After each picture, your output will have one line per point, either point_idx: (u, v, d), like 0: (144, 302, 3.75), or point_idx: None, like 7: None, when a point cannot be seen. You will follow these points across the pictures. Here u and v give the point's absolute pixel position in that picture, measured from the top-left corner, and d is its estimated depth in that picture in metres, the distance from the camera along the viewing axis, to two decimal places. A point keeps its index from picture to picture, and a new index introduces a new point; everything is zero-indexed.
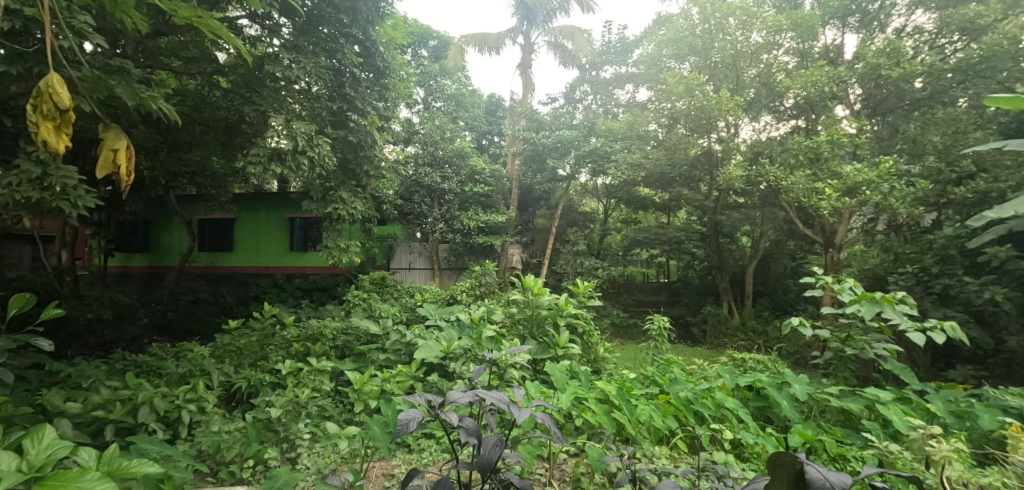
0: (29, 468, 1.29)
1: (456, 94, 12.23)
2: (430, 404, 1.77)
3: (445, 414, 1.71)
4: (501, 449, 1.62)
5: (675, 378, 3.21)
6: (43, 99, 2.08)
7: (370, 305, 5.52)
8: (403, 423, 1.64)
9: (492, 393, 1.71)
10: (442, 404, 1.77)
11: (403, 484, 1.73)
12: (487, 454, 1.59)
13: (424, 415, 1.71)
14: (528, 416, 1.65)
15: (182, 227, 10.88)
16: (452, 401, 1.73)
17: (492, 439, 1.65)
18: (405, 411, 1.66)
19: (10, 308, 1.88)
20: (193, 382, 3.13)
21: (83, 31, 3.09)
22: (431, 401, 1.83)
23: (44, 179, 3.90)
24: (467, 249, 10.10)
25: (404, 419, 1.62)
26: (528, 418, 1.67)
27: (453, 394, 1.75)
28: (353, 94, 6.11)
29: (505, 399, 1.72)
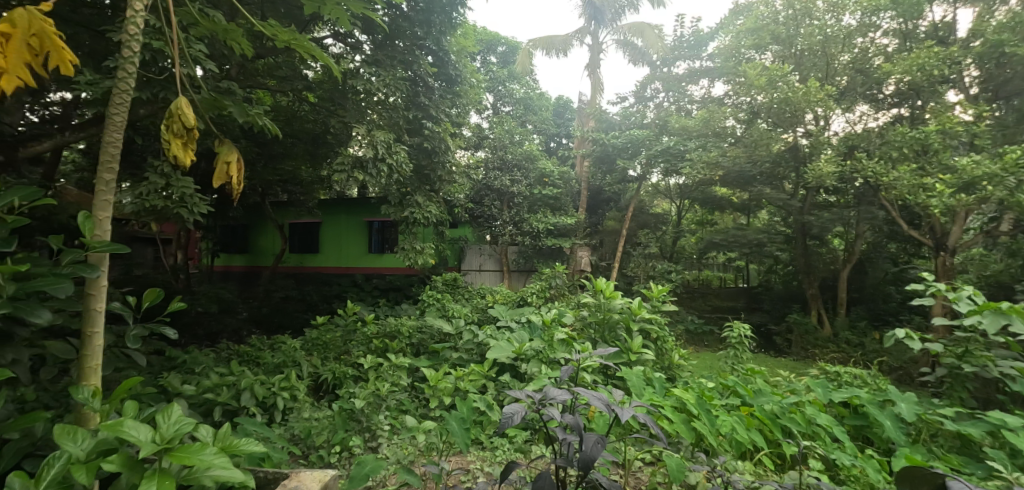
0: (162, 439, 1.44)
1: (524, 97, 12.33)
2: (532, 397, 1.81)
3: (545, 411, 1.74)
4: (603, 447, 1.61)
5: (759, 389, 3.05)
6: (174, 118, 1.79)
7: (444, 306, 5.69)
8: (508, 415, 1.66)
9: (592, 392, 1.71)
10: (543, 399, 1.81)
11: (501, 476, 1.72)
12: (589, 451, 1.58)
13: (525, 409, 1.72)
14: (632, 417, 1.64)
15: (274, 230, 11.79)
16: (553, 399, 1.76)
17: (593, 437, 1.64)
18: (509, 404, 1.68)
19: (143, 301, 2.05)
20: (287, 373, 3.39)
21: (199, 58, 3.44)
22: (530, 397, 1.85)
23: (168, 190, 4.39)
24: (535, 252, 10.14)
25: (509, 412, 1.63)
26: (631, 418, 1.66)
27: (552, 390, 1.79)
28: (428, 102, 6.35)
29: (604, 398, 1.72)
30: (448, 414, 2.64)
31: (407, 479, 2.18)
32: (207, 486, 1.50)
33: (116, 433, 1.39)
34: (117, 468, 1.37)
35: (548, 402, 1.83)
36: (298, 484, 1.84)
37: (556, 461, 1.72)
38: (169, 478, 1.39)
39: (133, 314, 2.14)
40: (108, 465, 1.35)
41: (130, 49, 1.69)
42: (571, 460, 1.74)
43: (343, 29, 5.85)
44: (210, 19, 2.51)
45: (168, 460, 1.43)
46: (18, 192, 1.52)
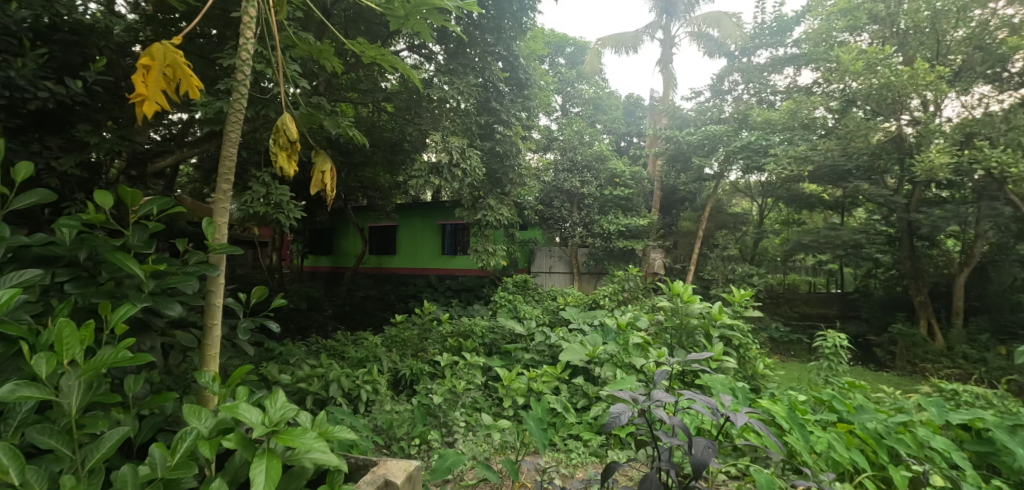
0: (270, 422, 1.59)
1: (594, 97, 12.20)
2: (637, 399, 1.90)
3: (651, 411, 1.82)
4: (714, 452, 1.61)
5: (862, 404, 2.83)
6: (280, 132, 1.98)
7: (516, 307, 5.75)
8: (614, 415, 1.77)
9: (700, 395, 1.86)
10: (649, 401, 1.89)
11: (602, 476, 1.77)
12: (700, 454, 1.58)
13: (631, 411, 1.82)
14: (746, 422, 1.78)
15: (355, 233, 12.48)
16: (659, 400, 1.83)
17: (702, 441, 1.65)
18: (616, 404, 1.79)
19: (252, 297, 2.28)
20: (369, 367, 3.61)
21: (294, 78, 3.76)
22: (635, 398, 1.94)
23: (267, 198, 4.83)
24: (606, 254, 9.95)
25: (615, 411, 1.74)
26: (744, 423, 1.80)
27: (659, 393, 1.85)
28: (499, 107, 6.46)
29: (712, 403, 1.87)
30: (526, 414, 2.66)
31: (485, 474, 2.23)
32: (307, 466, 1.64)
33: (233, 414, 1.55)
34: (233, 446, 1.52)
35: (654, 406, 1.90)
36: (385, 471, 1.95)
37: (662, 463, 1.75)
38: (277, 457, 1.53)
39: (242, 309, 2.38)
40: (226, 442, 1.50)
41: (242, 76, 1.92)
42: (675, 465, 1.75)
43: (417, 40, 6.11)
44: (305, 41, 2.75)
45: (275, 442, 1.57)
46: (155, 201, 1.74)
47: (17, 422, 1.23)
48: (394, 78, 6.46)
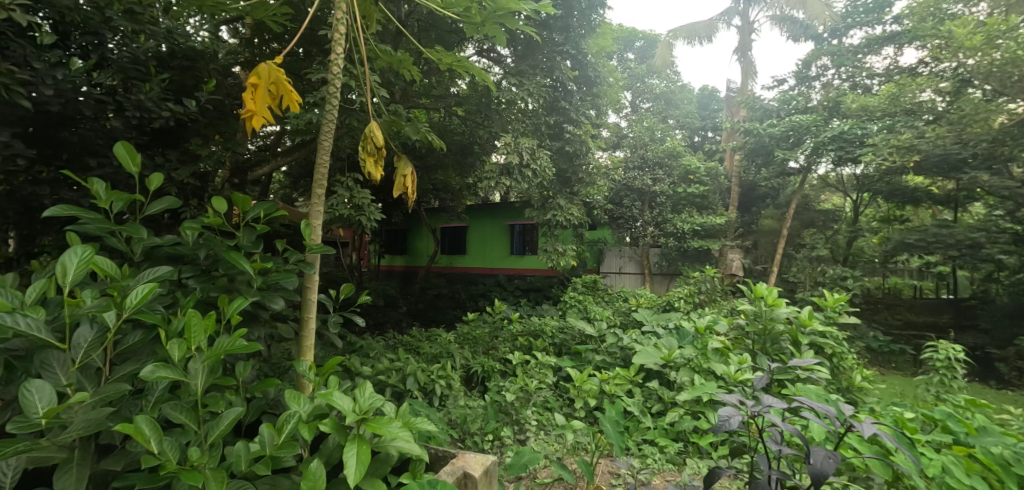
0: (360, 409, 1.70)
1: (666, 92, 11.81)
2: (745, 403, 1.84)
3: (761, 416, 1.76)
4: (835, 463, 1.52)
5: (985, 426, 2.54)
6: (368, 139, 2.12)
7: (587, 308, 5.70)
8: (724, 419, 1.74)
9: (820, 404, 1.74)
10: (759, 406, 1.83)
11: (704, 481, 1.66)
12: (819, 465, 1.51)
13: (741, 415, 1.78)
14: (873, 433, 1.70)
15: (428, 234, 12.90)
16: (769, 405, 1.77)
17: (821, 451, 1.57)
18: (724, 408, 1.77)
19: (341, 293, 2.45)
20: (443, 363, 3.73)
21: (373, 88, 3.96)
22: (742, 402, 1.89)
23: (351, 202, 5.14)
24: (680, 254, 9.54)
25: (725, 414, 1.72)
26: (872, 434, 1.71)
27: (769, 398, 1.79)
28: (568, 106, 6.44)
29: (833, 412, 1.74)
30: (602, 416, 2.66)
31: (561, 474, 2.25)
32: (392, 454, 1.73)
33: (328, 400, 1.67)
34: (329, 429, 1.64)
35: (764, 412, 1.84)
36: (464, 464, 2.02)
37: (771, 471, 1.68)
38: (366, 443, 1.63)
39: (332, 305, 2.56)
40: (322, 426, 1.62)
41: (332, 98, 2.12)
42: (789, 474, 1.68)
43: (487, 44, 6.24)
44: (386, 53, 2.90)
45: (364, 428, 1.67)
46: (262, 205, 1.93)
47: (154, 398, 1.41)
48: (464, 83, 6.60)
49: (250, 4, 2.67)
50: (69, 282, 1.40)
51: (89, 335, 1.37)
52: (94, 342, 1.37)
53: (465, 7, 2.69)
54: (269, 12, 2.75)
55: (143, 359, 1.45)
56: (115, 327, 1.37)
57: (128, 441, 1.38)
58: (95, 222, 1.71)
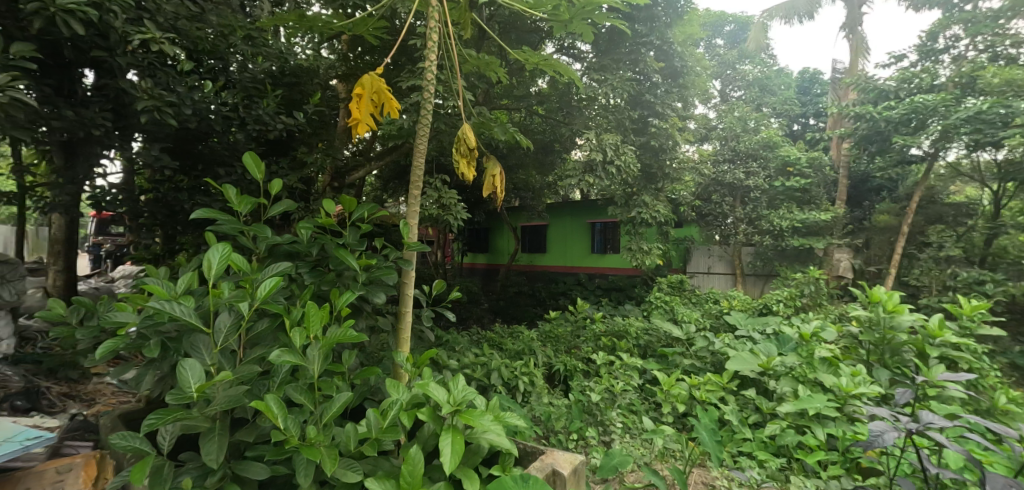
0: (454, 401, 1.77)
1: (760, 78, 10.94)
2: (899, 419, 1.87)
3: (921, 435, 1.79)
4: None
5: None
6: (462, 142, 2.20)
7: (673, 310, 5.45)
8: (876, 434, 1.84)
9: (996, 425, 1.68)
10: (915, 423, 1.83)
11: None
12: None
13: (897, 432, 1.85)
14: None
15: (510, 232, 13.08)
16: (930, 423, 1.79)
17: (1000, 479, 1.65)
18: (877, 423, 1.87)
19: (433, 289, 2.57)
20: (526, 360, 3.75)
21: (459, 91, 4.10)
22: (896, 416, 1.94)
23: (439, 202, 5.36)
24: (777, 253, 8.81)
25: (879, 430, 1.82)
26: None
27: (929, 415, 1.79)
28: (654, 99, 6.21)
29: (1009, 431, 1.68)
30: (698, 423, 2.58)
31: (652, 480, 2.20)
32: (483, 446, 1.78)
33: (424, 391, 1.76)
34: (426, 418, 1.74)
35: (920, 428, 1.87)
36: (552, 461, 2.04)
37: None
38: (460, 434, 1.70)
39: (425, 300, 2.70)
40: (420, 415, 1.72)
41: (427, 104, 2.26)
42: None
43: (567, 42, 6.19)
44: (475, 57, 2.98)
45: (458, 419, 1.74)
46: (365, 206, 2.08)
47: (279, 380, 1.58)
48: (544, 81, 6.61)
49: (352, 21, 2.87)
50: (212, 276, 1.61)
51: (226, 321, 1.56)
52: (230, 328, 1.57)
53: (553, 5, 2.71)
54: (367, 27, 2.93)
55: (269, 344, 1.64)
56: (249, 316, 1.56)
57: (257, 416, 1.56)
58: (229, 223, 1.95)
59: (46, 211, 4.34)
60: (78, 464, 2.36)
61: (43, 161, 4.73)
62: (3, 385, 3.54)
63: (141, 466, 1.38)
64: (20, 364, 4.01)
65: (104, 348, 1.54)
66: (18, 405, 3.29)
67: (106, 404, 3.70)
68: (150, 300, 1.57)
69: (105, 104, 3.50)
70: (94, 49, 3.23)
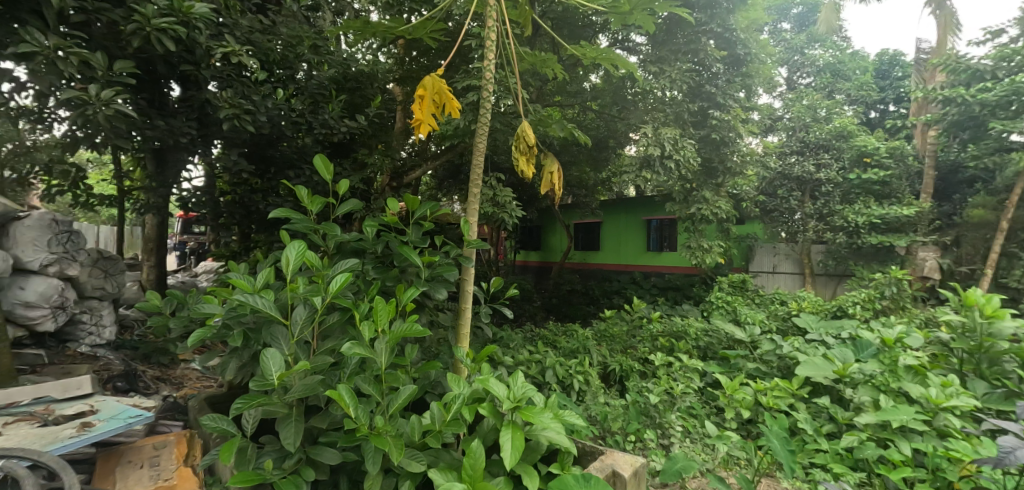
0: (514, 398, 1.78)
1: (831, 63, 10.24)
2: None
3: None
4: None
5: None
6: (521, 139, 2.21)
7: (735, 311, 5.21)
8: (1004, 451, 1.74)
9: None
10: None
11: None
12: None
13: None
14: None
15: (563, 230, 12.99)
16: None
17: None
18: (1005, 439, 1.77)
19: (491, 286, 2.61)
20: (581, 359, 3.71)
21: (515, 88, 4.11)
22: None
23: (495, 200, 5.41)
24: (852, 252, 8.19)
25: (1009, 448, 1.71)
26: None
27: None
28: (714, 90, 5.94)
29: None
30: (768, 430, 2.45)
31: (717, 487, 2.12)
32: (543, 443, 1.79)
33: (485, 386, 1.79)
34: (487, 414, 1.77)
35: None
36: (613, 462, 2.02)
37: None
38: (520, 430, 1.71)
39: (483, 296, 2.73)
40: (481, 410, 1.75)
41: (487, 103, 2.29)
42: None
43: (621, 34, 6.03)
44: (532, 53, 2.97)
45: (518, 415, 1.76)
46: (427, 205, 2.15)
47: (349, 371, 1.66)
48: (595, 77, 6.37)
49: (412, 24, 2.95)
50: (290, 271, 1.72)
51: (302, 313, 1.66)
52: (305, 321, 1.67)
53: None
54: (427, 29, 2.99)
55: (340, 337, 1.72)
56: (322, 309, 1.65)
57: (329, 404, 1.65)
58: (302, 221, 2.07)
59: (141, 212, 4.80)
60: (171, 441, 2.62)
61: (139, 167, 5.23)
62: (106, 368, 3.94)
63: (228, 447, 1.49)
64: (120, 350, 4.44)
65: (195, 337, 1.68)
66: (119, 386, 3.65)
67: (191, 388, 4.02)
68: (235, 293, 1.70)
69: (191, 114, 3.81)
70: (183, 63, 3.52)
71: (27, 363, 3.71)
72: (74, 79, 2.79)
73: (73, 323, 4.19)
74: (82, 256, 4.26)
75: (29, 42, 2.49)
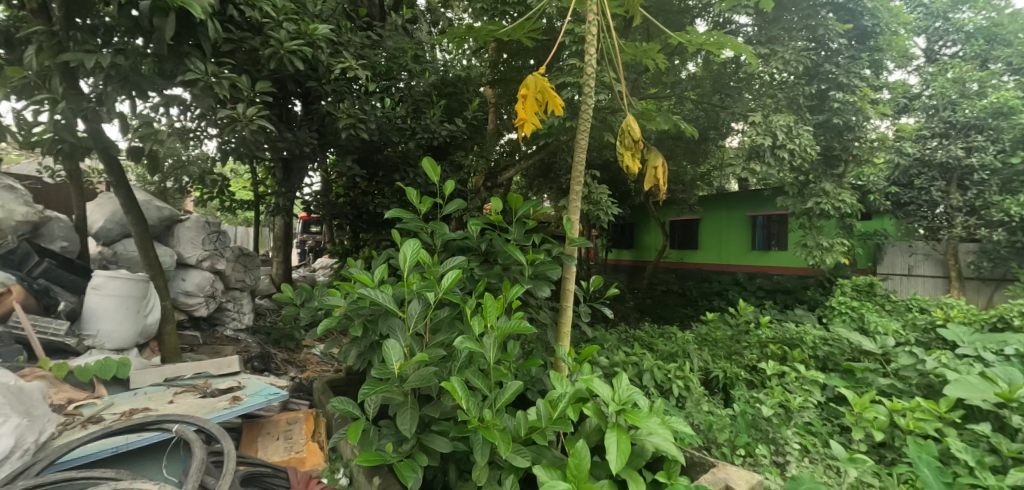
0: (618, 400, 1.75)
1: (984, 26, 8.10)
2: None
3: None
4: None
5: None
6: (626, 133, 2.18)
7: (862, 318, 4.66)
8: None
9: None
10: None
11: None
12: None
13: None
14: None
15: (657, 228, 12.49)
16: None
17: None
18: None
19: (592, 285, 2.57)
20: (680, 364, 3.52)
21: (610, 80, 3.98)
22: None
23: (591, 198, 5.34)
24: (1014, 253, 6.95)
25: None
26: None
27: None
28: (836, 70, 5.38)
29: None
30: (915, 457, 2.33)
31: None
32: (648, 449, 1.73)
33: (589, 386, 1.78)
34: (591, 414, 1.75)
35: None
36: (726, 476, 1.92)
37: None
38: (626, 433, 1.67)
39: (583, 296, 2.70)
40: (586, 410, 1.73)
41: (589, 100, 2.28)
42: None
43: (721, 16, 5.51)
44: (633, 45, 2.87)
45: (624, 418, 1.72)
46: (530, 203, 2.18)
47: (460, 363, 1.73)
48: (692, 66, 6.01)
49: (511, 26, 2.97)
50: (406, 268, 1.83)
51: (417, 308, 1.77)
52: (420, 315, 1.77)
53: None
54: (525, 30, 3.01)
55: (450, 332, 1.81)
56: (435, 304, 1.75)
57: (441, 395, 1.73)
58: (414, 221, 2.19)
59: (272, 214, 5.38)
60: (301, 418, 2.92)
61: (269, 174, 5.88)
62: (246, 349, 4.47)
63: (354, 428, 1.62)
64: (255, 334, 5.02)
65: (324, 326, 1.85)
66: (256, 366, 4.14)
67: (313, 371, 4.45)
68: (358, 287, 1.84)
69: (312, 125, 4.19)
70: (308, 80, 3.86)
71: (187, 343, 4.32)
72: (226, 101, 3.19)
73: (220, 310, 4.81)
74: (228, 252, 4.86)
75: (193, 71, 2.90)
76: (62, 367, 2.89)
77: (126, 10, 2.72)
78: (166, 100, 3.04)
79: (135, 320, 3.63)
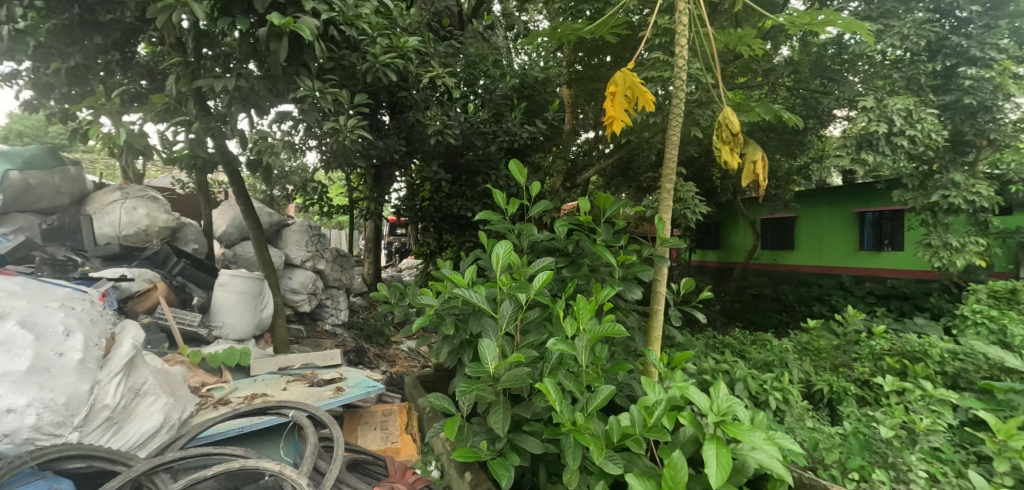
0: (717, 411, 1.66)
1: None
2: None
3: None
4: None
5: None
6: (723, 127, 2.07)
7: (1003, 329, 4.03)
8: None
9: None
10: None
11: None
12: None
13: None
14: None
15: (747, 227, 11.72)
16: None
17: None
18: None
19: (683, 288, 2.47)
20: (778, 374, 3.27)
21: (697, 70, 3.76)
22: None
23: (677, 197, 5.12)
24: None
25: None
26: None
27: None
28: (966, 43, 4.74)
29: None
30: None
31: None
32: (750, 464, 1.63)
33: (685, 393, 1.70)
34: (687, 424, 1.67)
35: None
36: None
37: None
38: (725, 446, 1.58)
39: (672, 298, 2.60)
40: (681, 419, 1.66)
41: (681, 93, 2.19)
42: None
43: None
44: (725, 32, 2.71)
45: (723, 430, 1.63)
46: (620, 203, 2.14)
47: (551, 364, 1.74)
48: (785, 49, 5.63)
49: (592, 24, 2.92)
50: (498, 269, 1.86)
51: (508, 308, 1.81)
52: (511, 315, 1.80)
53: None
54: (609, 26, 2.94)
55: (541, 334, 1.82)
56: (526, 305, 1.77)
57: (533, 396, 1.75)
58: (501, 222, 2.23)
59: (364, 217, 5.72)
60: (396, 411, 3.07)
61: (360, 180, 6.26)
62: (343, 343, 4.79)
63: (450, 424, 1.68)
64: (350, 329, 5.35)
65: (419, 324, 1.94)
66: (352, 359, 4.40)
67: (402, 366, 4.66)
68: (452, 286, 1.90)
69: (400, 133, 4.41)
70: (398, 90, 4.06)
71: (293, 335, 4.72)
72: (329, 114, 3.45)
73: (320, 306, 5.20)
74: (327, 253, 5.24)
75: (301, 88, 3.16)
76: (196, 354, 3.26)
77: (245, 38, 3.02)
78: (280, 116, 3.34)
79: (252, 314, 4.05)
